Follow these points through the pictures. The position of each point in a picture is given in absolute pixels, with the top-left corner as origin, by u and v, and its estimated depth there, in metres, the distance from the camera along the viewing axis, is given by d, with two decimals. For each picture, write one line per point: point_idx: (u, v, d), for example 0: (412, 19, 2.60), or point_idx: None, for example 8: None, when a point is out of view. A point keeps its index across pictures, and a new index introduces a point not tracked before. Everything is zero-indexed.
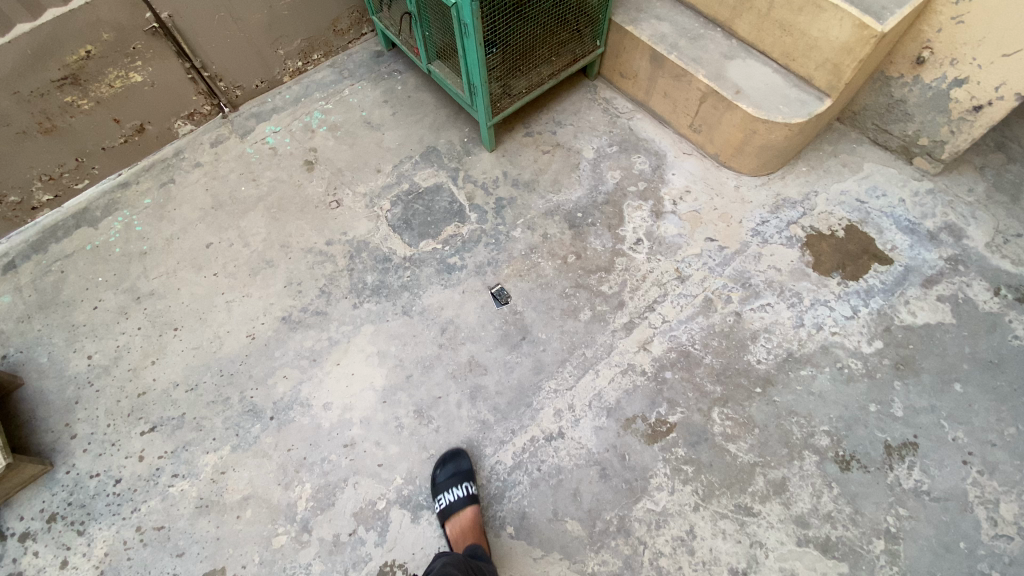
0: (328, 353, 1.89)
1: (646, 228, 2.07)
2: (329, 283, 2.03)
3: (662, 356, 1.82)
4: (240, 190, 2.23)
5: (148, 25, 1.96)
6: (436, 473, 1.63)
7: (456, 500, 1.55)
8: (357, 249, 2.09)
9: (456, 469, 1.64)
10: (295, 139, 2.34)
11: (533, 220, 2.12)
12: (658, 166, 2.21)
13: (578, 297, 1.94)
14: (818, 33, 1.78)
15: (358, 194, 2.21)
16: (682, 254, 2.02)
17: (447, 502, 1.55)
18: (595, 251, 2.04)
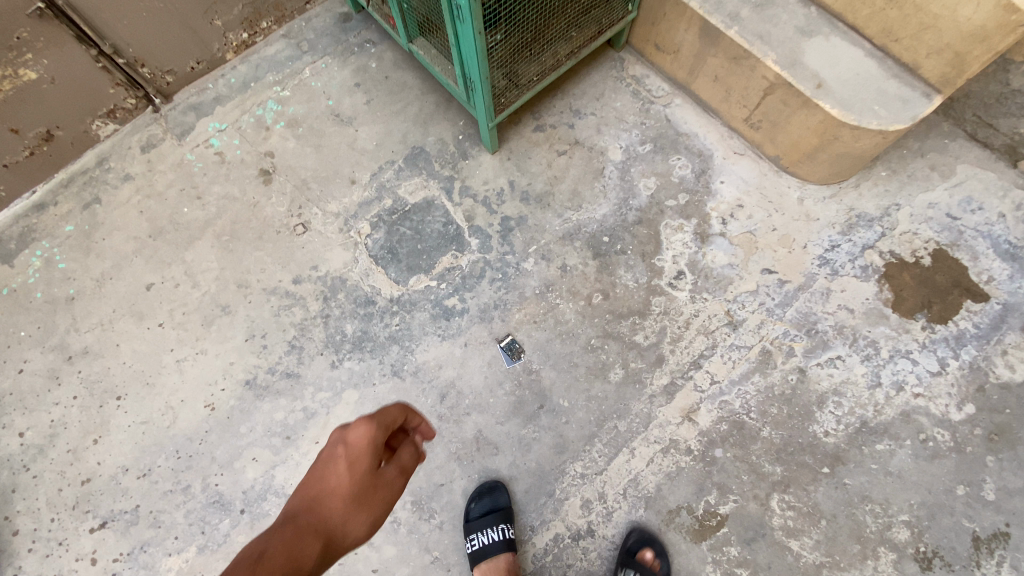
0: (305, 428, 1.56)
1: (689, 256, 1.65)
2: (300, 334, 1.65)
3: (709, 429, 1.50)
4: (181, 212, 1.81)
5: (30, 5, 1.46)
6: (470, 508, 1.43)
7: (491, 545, 1.36)
8: (331, 290, 1.68)
9: (492, 505, 1.44)
10: (246, 141, 1.88)
11: (550, 249, 1.67)
12: (703, 171, 1.75)
13: (608, 351, 1.56)
14: (940, 10, 1.31)
15: (328, 214, 1.76)
16: (734, 293, 1.62)
17: (481, 545, 1.36)
18: (627, 289, 1.61)
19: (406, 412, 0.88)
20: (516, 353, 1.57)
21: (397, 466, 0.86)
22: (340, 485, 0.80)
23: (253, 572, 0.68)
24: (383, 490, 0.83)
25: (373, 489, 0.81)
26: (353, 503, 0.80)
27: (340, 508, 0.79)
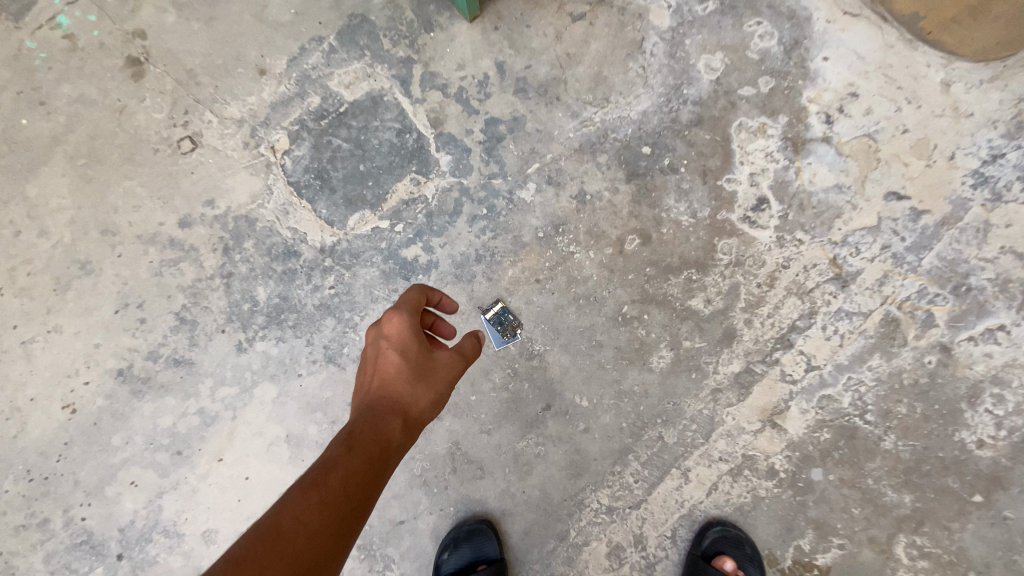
0: (201, 440, 1.07)
1: (774, 175, 1.07)
2: (191, 303, 1.12)
3: (802, 440, 0.98)
4: (16, 124, 1.22)
5: None
6: (442, 563, 0.97)
7: None
8: (234, 236, 1.13)
9: (474, 559, 0.96)
10: (105, 15, 1.23)
11: (560, 167, 1.08)
12: (798, 42, 1.11)
13: (649, 324, 1.02)
14: None
15: (228, 121, 1.18)
16: (842, 232, 1.05)
17: None
18: (677, 228, 1.05)
19: (425, 294, 0.80)
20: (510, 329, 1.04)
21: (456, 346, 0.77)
22: (407, 367, 0.71)
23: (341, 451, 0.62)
24: (448, 370, 0.73)
25: (440, 367, 0.73)
26: (423, 381, 0.71)
27: (412, 386, 0.70)
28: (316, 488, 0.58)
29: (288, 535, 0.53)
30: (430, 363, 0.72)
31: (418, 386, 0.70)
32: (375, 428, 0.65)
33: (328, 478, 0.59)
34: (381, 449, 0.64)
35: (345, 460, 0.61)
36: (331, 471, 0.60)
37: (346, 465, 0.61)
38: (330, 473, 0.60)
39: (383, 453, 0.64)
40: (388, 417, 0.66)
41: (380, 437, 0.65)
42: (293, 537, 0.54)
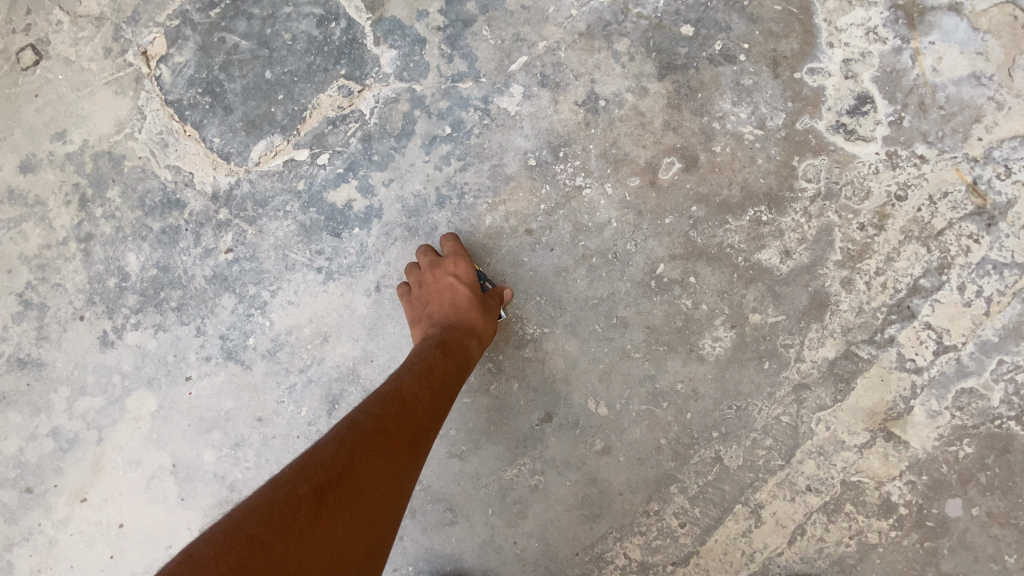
0: (57, 473, 0.76)
1: (883, 61, 0.71)
2: (37, 279, 0.79)
3: (930, 458, 0.66)
4: None
5: None
6: None
7: None
8: (94, 183, 0.79)
9: None
10: None
11: (557, 61, 0.73)
12: None
13: (697, 292, 0.69)
14: None
15: (81, 18, 0.82)
16: (984, 144, 0.70)
17: None
18: (736, 146, 0.70)
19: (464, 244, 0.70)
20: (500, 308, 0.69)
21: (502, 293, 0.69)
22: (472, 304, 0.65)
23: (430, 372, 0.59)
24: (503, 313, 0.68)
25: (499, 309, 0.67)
26: (489, 321, 0.66)
27: (482, 323, 0.65)
28: (425, 387, 0.58)
29: (406, 423, 0.55)
30: (485, 305, 0.66)
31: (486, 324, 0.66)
32: (463, 355, 0.62)
33: (435, 381, 0.59)
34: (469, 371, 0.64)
35: (450, 369, 0.61)
36: (434, 374, 0.59)
37: (446, 376, 0.60)
38: (435, 376, 0.59)
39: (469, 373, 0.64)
40: (472, 344, 0.64)
41: (467, 361, 0.63)
42: (409, 426, 0.55)
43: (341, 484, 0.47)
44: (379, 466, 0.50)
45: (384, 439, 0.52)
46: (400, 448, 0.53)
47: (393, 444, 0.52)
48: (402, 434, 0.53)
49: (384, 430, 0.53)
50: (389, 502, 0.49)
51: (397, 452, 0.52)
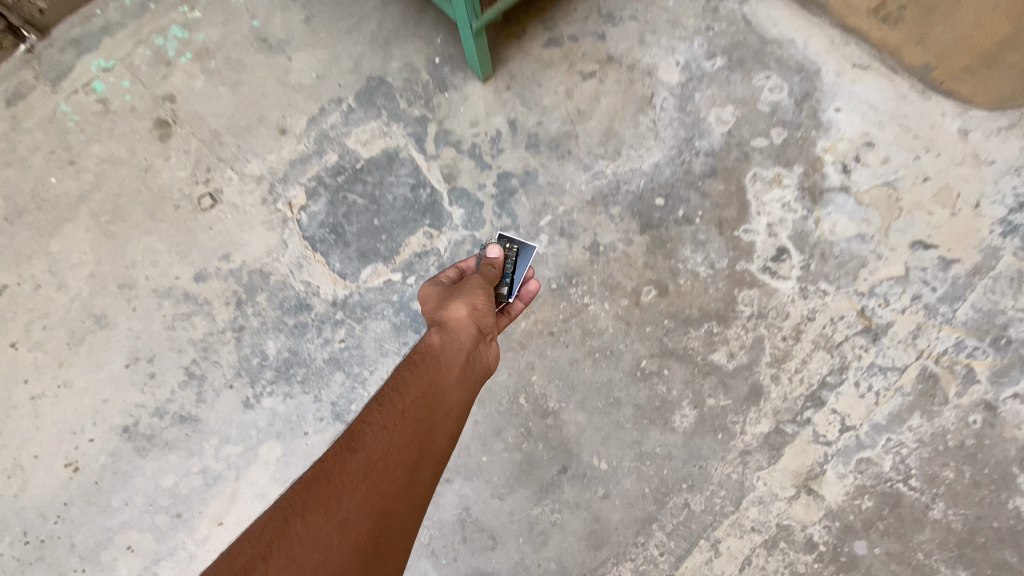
0: (203, 501, 1.04)
1: (795, 225, 1.05)
2: (200, 357, 1.11)
3: (841, 508, 0.91)
4: (48, 184, 1.28)
5: None
6: None
7: None
8: (247, 289, 1.14)
9: None
10: (139, 84, 1.32)
11: (572, 219, 1.08)
12: (807, 97, 1.14)
13: (670, 381, 0.98)
14: None
15: (247, 177, 1.21)
16: (868, 282, 1.01)
17: None
18: (696, 280, 1.02)
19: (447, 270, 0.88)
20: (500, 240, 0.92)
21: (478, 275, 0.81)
22: (436, 302, 0.77)
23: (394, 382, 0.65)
24: (480, 288, 0.77)
25: (472, 286, 0.77)
26: (458, 305, 0.74)
27: (449, 312, 0.73)
28: (372, 417, 0.61)
29: (352, 459, 0.56)
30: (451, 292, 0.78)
31: (454, 316, 0.72)
32: (428, 346, 0.68)
33: (382, 407, 0.62)
34: (437, 373, 0.65)
35: (403, 389, 0.64)
36: (385, 400, 0.62)
37: (398, 395, 0.63)
38: (383, 403, 0.62)
39: (442, 382, 0.66)
40: (436, 346, 0.69)
41: (436, 360, 0.67)
42: (354, 460, 0.56)
43: (283, 534, 0.50)
44: (320, 509, 0.52)
45: (327, 478, 0.55)
46: (346, 483, 0.54)
47: (334, 481, 0.54)
48: (346, 470, 0.55)
49: (326, 468, 0.55)
50: (340, 541, 0.50)
51: (339, 489, 0.53)
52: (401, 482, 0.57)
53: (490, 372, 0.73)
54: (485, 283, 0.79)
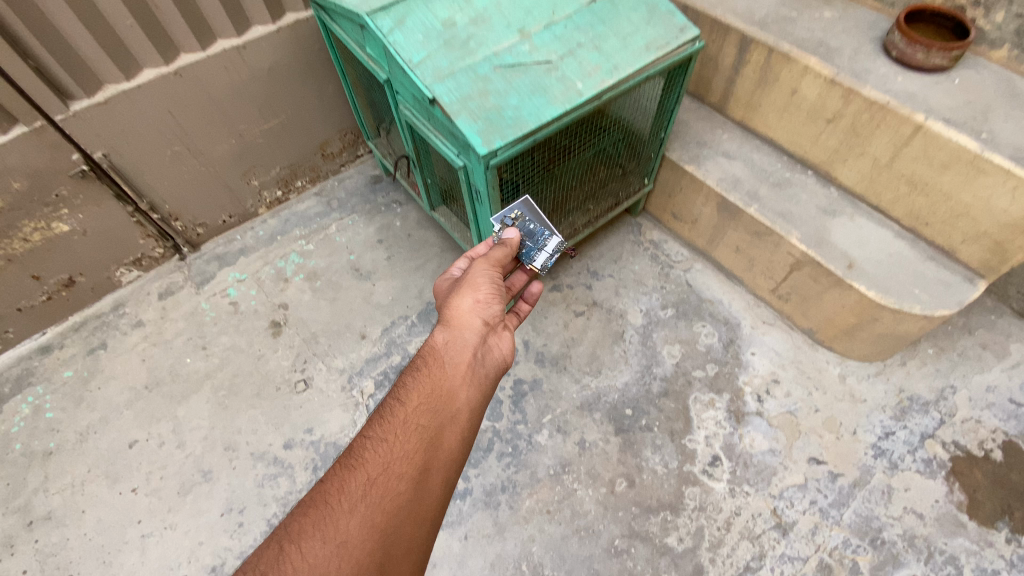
0: None
1: (724, 438, 1.48)
2: (282, 510, 1.48)
3: None
4: (182, 362, 1.74)
5: (75, 167, 1.58)
6: None
7: None
8: (323, 457, 1.54)
9: None
10: (262, 293, 1.87)
11: (566, 421, 1.52)
12: (731, 342, 1.65)
13: (635, 557, 1.32)
14: (971, 198, 1.29)
15: (333, 369, 1.69)
16: (778, 487, 1.41)
17: None
18: (655, 476, 1.42)
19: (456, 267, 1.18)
20: (498, 220, 1.19)
21: (478, 261, 1.10)
22: (449, 296, 1.07)
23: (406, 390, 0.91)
24: (485, 275, 1.07)
25: (476, 276, 1.06)
26: (465, 308, 1.03)
27: (459, 312, 1.03)
28: (372, 439, 0.83)
29: (364, 470, 0.79)
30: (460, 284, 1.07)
31: (458, 324, 1.01)
32: (434, 356, 0.97)
33: (383, 428, 0.85)
34: (440, 390, 0.91)
35: (403, 412, 0.87)
36: (393, 419, 0.86)
37: (394, 424, 0.85)
38: (383, 427, 0.85)
39: (442, 399, 0.90)
40: (441, 354, 0.97)
41: (441, 369, 0.94)
42: (364, 469, 0.79)
43: (309, 527, 0.72)
44: (324, 523, 0.72)
45: (329, 498, 0.75)
46: (345, 503, 0.75)
47: (335, 501, 0.75)
48: (347, 487, 0.77)
49: (332, 485, 0.77)
50: (345, 548, 0.71)
51: (338, 509, 0.74)
52: (402, 486, 0.79)
53: (499, 360, 1.03)
54: (494, 266, 1.10)
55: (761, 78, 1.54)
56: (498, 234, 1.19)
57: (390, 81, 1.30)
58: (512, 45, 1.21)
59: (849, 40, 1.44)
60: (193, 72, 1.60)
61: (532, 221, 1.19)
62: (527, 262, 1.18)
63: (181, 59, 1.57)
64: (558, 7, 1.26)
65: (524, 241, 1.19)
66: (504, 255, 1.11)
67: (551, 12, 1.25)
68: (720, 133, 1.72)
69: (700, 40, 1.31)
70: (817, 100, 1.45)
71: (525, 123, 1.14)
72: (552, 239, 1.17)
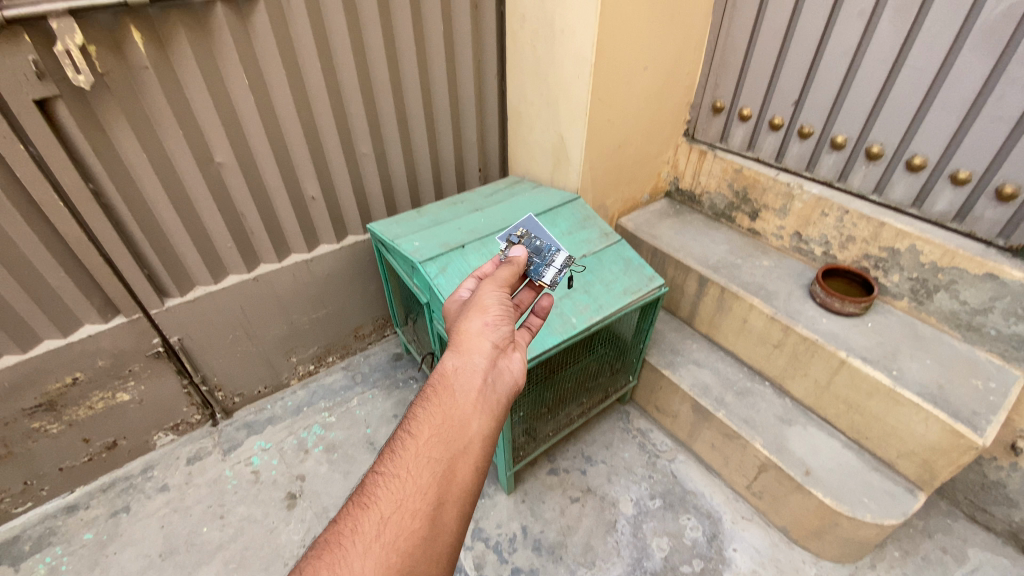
0: None
1: None
2: None
3: None
4: (199, 531, 1.84)
5: (152, 348, 1.90)
6: None
7: None
8: None
9: None
10: (283, 462, 2.05)
11: None
12: (713, 535, 1.79)
13: None
14: (896, 422, 1.54)
15: None
16: None
17: None
18: None
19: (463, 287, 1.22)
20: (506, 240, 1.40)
21: (486, 285, 1.13)
22: (459, 319, 1.07)
23: (416, 417, 0.90)
24: (493, 299, 1.09)
25: (483, 298, 1.08)
26: (474, 331, 1.03)
27: (468, 335, 1.02)
28: (385, 474, 0.81)
29: (373, 510, 0.77)
30: (469, 307, 1.08)
31: (467, 350, 1.00)
32: (442, 382, 0.95)
33: (395, 462, 0.83)
34: (452, 420, 0.89)
35: (414, 446, 0.85)
36: (401, 455, 0.84)
37: (406, 459, 0.83)
38: (395, 462, 0.83)
39: (454, 430, 0.88)
40: (452, 383, 0.94)
41: (452, 399, 0.92)
42: (374, 509, 0.77)
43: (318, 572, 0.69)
44: (338, 566, 0.70)
45: (343, 540, 0.73)
46: (359, 543, 0.73)
47: (349, 542, 0.73)
48: (362, 526, 0.74)
49: (345, 526, 0.75)
50: None
51: (353, 551, 0.72)
52: (414, 523, 0.76)
53: (510, 385, 1.00)
54: (500, 287, 1.13)
55: (719, 305, 1.96)
56: (504, 252, 1.30)
57: (429, 304, 1.69)
58: None
59: (783, 286, 1.87)
60: (266, 276, 2.01)
61: (537, 240, 1.40)
62: (538, 277, 1.26)
63: (260, 267, 2.00)
64: None
65: (534, 257, 1.32)
66: (511, 274, 1.16)
67: None
68: (691, 343, 2.09)
69: (664, 286, 1.75)
70: (763, 329, 1.82)
71: (533, 349, 1.48)
72: (557, 252, 1.33)
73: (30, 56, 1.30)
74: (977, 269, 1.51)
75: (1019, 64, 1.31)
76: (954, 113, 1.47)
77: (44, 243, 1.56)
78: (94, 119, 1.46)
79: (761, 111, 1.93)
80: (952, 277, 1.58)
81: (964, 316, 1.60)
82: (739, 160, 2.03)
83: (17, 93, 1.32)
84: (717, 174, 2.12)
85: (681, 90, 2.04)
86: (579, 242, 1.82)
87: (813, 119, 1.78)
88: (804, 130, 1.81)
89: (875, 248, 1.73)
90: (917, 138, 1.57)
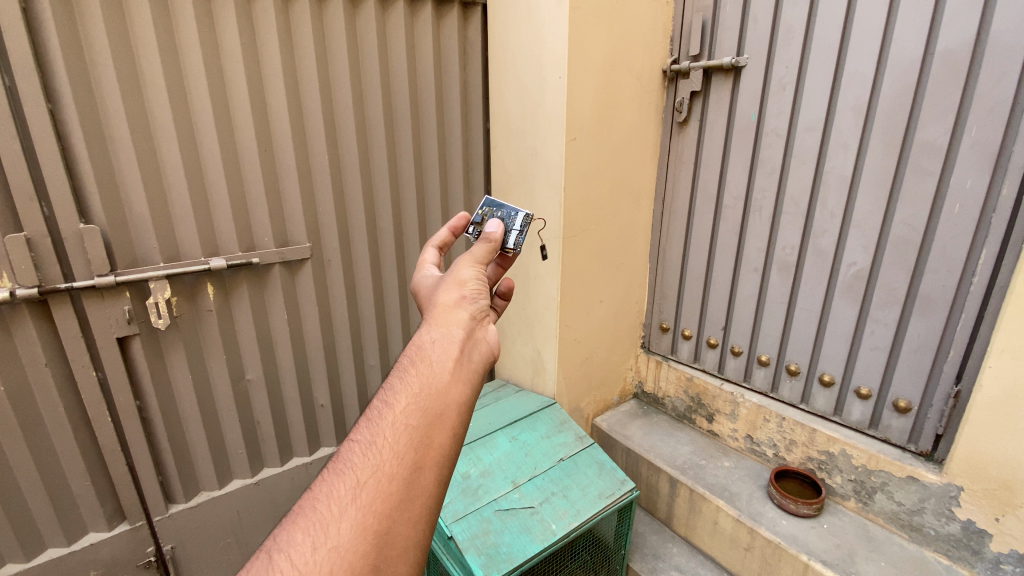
0: None
1: None
2: None
3: None
4: None
5: (144, 557, 1.96)
6: None
7: None
8: None
9: None
10: None
11: None
12: None
13: None
14: None
15: None
16: None
17: None
18: None
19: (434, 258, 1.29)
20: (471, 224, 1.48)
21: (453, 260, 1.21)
22: (435, 294, 1.11)
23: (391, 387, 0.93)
24: (465, 270, 1.16)
25: (460, 277, 1.14)
26: (446, 303, 1.07)
27: (444, 306, 1.06)
28: (361, 442, 0.85)
29: (346, 481, 0.80)
30: (444, 283, 1.13)
31: (443, 318, 1.03)
32: (416, 356, 0.97)
33: (371, 431, 0.86)
34: (430, 388, 0.90)
35: (390, 416, 0.87)
36: (375, 427, 0.86)
37: (380, 426, 0.86)
38: (370, 430, 0.86)
39: (431, 396, 0.90)
40: (428, 352, 0.97)
41: (429, 367, 0.94)
42: (347, 479, 0.80)
43: (299, 535, 0.75)
44: (314, 529, 0.75)
45: (321, 503, 0.78)
46: (335, 506, 0.77)
47: (325, 506, 0.77)
48: (337, 492, 0.79)
49: (321, 491, 0.80)
50: (333, 555, 0.72)
51: (329, 515, 0.76)
52: (389, 488, 0.79)
53: (487, 354, 1.02)
54: (476, 263, 1.19)
55: (690, 507, 2.11)
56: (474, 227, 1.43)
57: None
58: (507, 493, 1.81)
59: (745, 487, 2.06)
60: (268, 480, 2.16)
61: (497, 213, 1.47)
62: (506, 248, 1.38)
63: (263, 471, 2.16)
64: (537, 464, 1.95)
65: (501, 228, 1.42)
66: (486, 251, 1.22)
67: (532, 469, 1.92)
68: (671, 546, 2.17)
69: (636, 488, 1.92)
70: (732, 530, 1.95)
71: (514, 556, 1.61)
72: (515, 213, 1.41)
73: (126, 306, 1.70)
74: (900, 472, 1.74)
75: (877, 309, 1.76)
76: (842, 342, 1.87)
77: (83, 454, 1.76)
78: (158, 349, 1.80)
79: (699, 332, 2.37)
80: (883, 479, 1.79)
81: (904, 516, 1.76)
82: (689, 370, 2.43)
83: (106, 332, 1.68)
84: (673, 381, 2.50)
85: (632, 314, 2.56)
86: (556, 446, 2.06)
87: (740, 340, 2.20)
88: (735, 348, 2.22)
89: (815, 450, 1.98)
90: (821, 360, 1.95)
